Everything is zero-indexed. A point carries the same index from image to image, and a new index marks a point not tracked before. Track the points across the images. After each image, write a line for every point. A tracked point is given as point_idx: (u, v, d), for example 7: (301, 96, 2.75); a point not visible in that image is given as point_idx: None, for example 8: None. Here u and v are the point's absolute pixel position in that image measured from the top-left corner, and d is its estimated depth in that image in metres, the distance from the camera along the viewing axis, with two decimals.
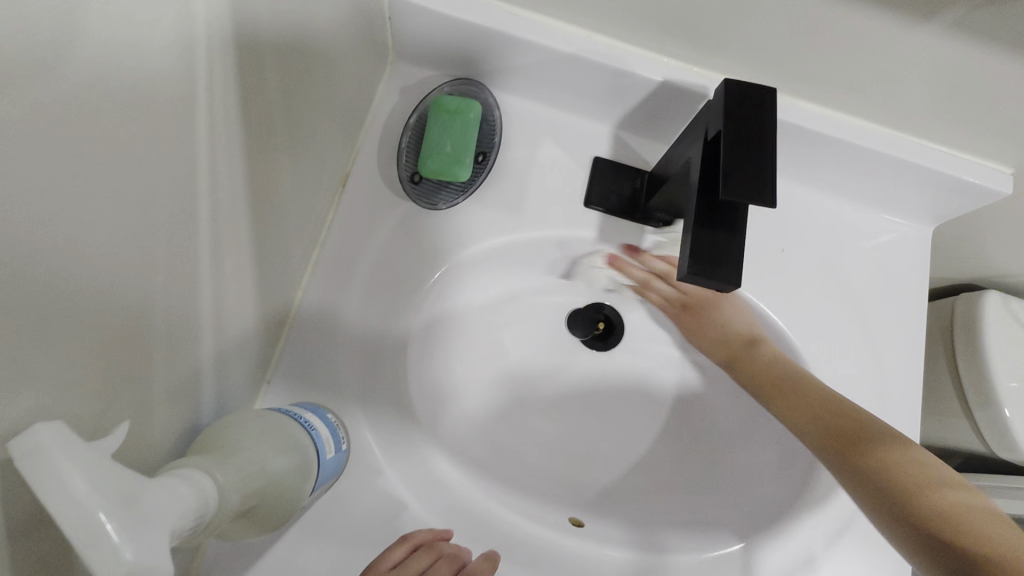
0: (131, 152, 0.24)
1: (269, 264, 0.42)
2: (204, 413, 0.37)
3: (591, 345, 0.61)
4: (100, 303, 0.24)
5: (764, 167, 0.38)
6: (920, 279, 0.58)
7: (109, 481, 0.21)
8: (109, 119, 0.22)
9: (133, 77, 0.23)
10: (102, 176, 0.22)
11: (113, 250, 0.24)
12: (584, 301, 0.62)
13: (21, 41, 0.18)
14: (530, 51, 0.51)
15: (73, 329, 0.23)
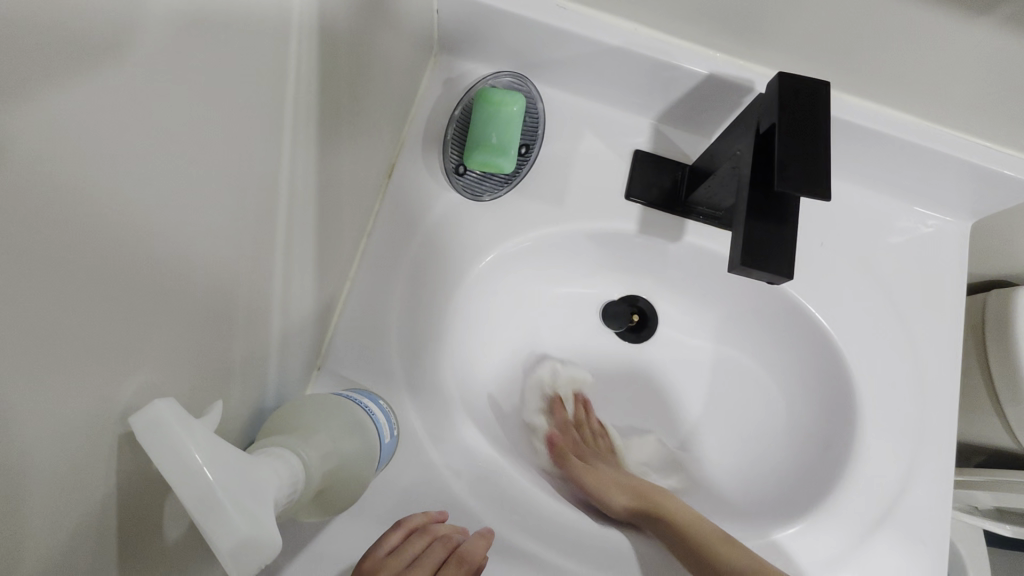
0: (224, 138, 0.25)
1: (326, 254, 0.43)
2: (268, 397, 0.38)
3: (624, 337, 0.64)
4: (194, 286, 0.25)
5: (820, 160, 0.38)
6: (959, 273, 0.58)
7: (217, 453, 0.22)
8: (209, 105, 0.23)
9: (231, 65, 0.24)
10: (201, 162, 0.23)
11: (207, 235, 0.25)
12: (618, 295, 0.65)
13: (145, 27, 0.18)
14: (576, 43, 0.51)
15: (172, 310, 0.24)
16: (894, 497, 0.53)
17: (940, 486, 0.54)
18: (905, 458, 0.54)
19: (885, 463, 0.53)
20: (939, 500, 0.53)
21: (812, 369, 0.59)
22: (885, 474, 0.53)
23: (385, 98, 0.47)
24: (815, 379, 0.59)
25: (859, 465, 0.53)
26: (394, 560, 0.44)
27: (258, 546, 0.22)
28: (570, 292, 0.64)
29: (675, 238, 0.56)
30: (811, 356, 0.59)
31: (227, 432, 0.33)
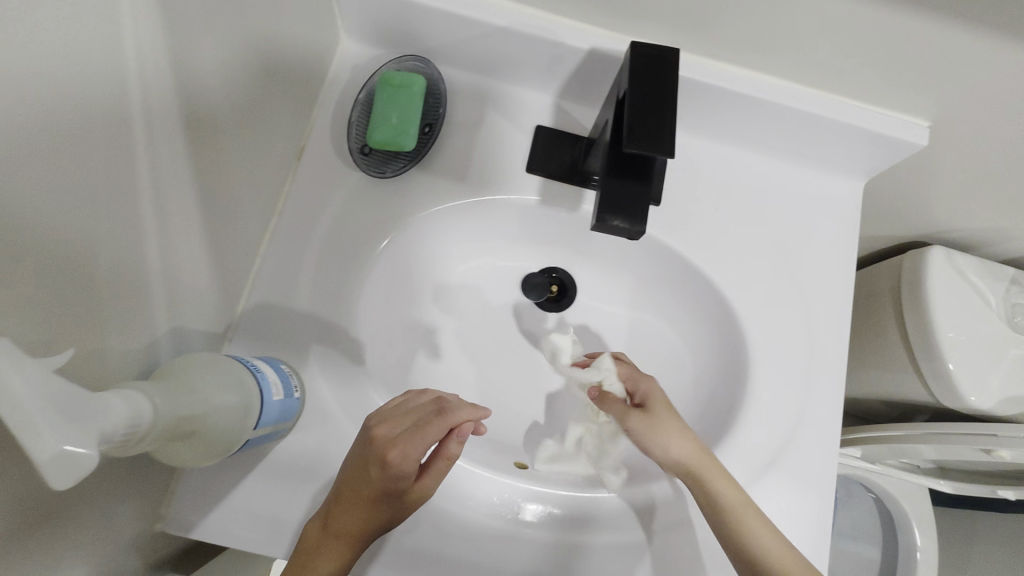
0: (57, 108, 0.28)
1: (221, 228, 0.46)
2: (161, 357, 0.41)
3: (545, 307, 0.67)
4: (42, 240, 0.28)
5: (665, 120, 0.41)
6: (849, 233, 0.61)
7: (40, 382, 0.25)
8: (31, 77, 0.26)
9: (49, 43, 0.27)
10: (31, 128, 0.26)
11: (51, 194, 0.28)
12: (537, 267, 0.67)
13: None
14: (466, 25, 0.54)
15: (19, 260, 0.27)
16: (784, 444, 0.56)
17: (829, 433, 0.57)
18: (797, 406, 0.57)
19: (777, 412, 0.57)
20: (828, 446, 0.57)
21: (717, 330, 0.62)
22: (776, 422, 0.57)
23: (280, 82, 0.50)
24: (719, 338, 0.61)
25: (751, 412, 0.56)
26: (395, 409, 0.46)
27: (82, 463, 0.25)
28: (490, 267, 0.67)
29: (575, 208, 0.59)
30: (713, 317, 0.62)
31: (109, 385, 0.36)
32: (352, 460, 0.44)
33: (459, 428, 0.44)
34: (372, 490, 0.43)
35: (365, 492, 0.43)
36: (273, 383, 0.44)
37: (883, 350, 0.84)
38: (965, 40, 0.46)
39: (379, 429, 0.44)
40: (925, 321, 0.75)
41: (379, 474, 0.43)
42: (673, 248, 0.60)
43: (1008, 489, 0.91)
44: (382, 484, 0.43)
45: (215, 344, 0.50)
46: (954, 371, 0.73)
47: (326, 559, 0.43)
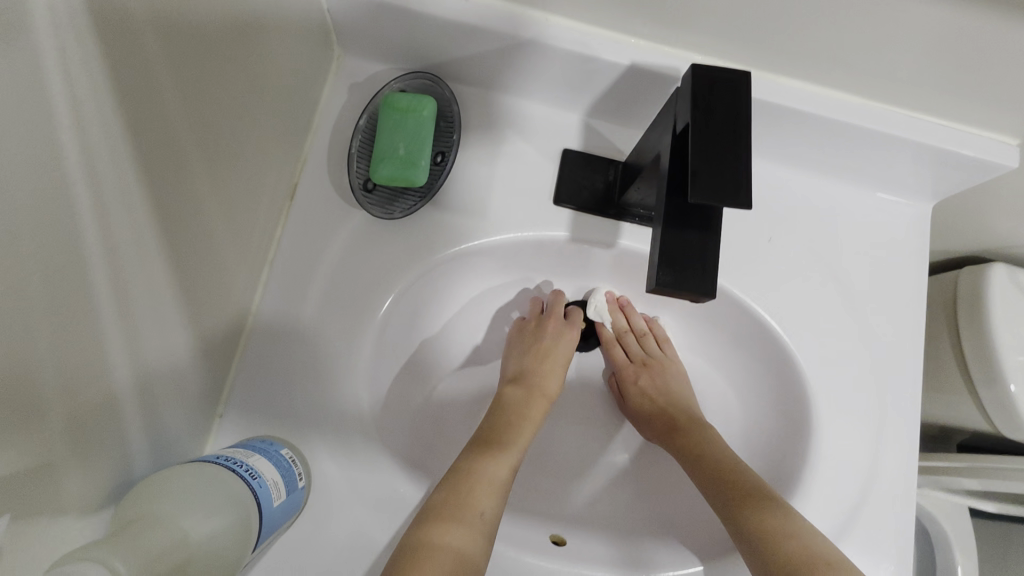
0: None
1: (202, 297, 0.39)
2: (137, 465, 0.34)
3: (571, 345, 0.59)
4: None
5: (738, 164, 0.34)
6: (919, 261, 0.54)
7: None
8: None
9: None
10: None
11: None
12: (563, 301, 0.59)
13: None
14: (484, 39, 0.46)
15: None
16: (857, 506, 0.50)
17: (905, 491, 0.50)
18: (868, 462, 0.50)
19: (846, 470, 0.50)
20: (907, 505, 0.50)
21: (771, 375, 0.55)
22: (846, 480, 0.50)
23: (267, 117, 0.42)
24: (774, 383, 0.55)
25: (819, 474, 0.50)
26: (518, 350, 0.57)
27: None
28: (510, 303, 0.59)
29: (610, 244, 0.52)
30: (766, 361, 0.55)
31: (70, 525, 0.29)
32: (492, 413, 0.50)
33: (561, 356, 0.55)
34: (488, 467, 0.44)
35: (510, 431, 0.48)
36: (274, 486, 0.37)
37: (931, 371, 0.78)
38: None
39: (522, 330, 0.57)
40: (985, 346, 0.69)
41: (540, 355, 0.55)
42: (723, 287, 0.53)
43: None
44: (502, 431, 0.48)
45: (204, 425, 0.43)
46: (1016, 396, 0.67)
47: (450, 530, 0.39)
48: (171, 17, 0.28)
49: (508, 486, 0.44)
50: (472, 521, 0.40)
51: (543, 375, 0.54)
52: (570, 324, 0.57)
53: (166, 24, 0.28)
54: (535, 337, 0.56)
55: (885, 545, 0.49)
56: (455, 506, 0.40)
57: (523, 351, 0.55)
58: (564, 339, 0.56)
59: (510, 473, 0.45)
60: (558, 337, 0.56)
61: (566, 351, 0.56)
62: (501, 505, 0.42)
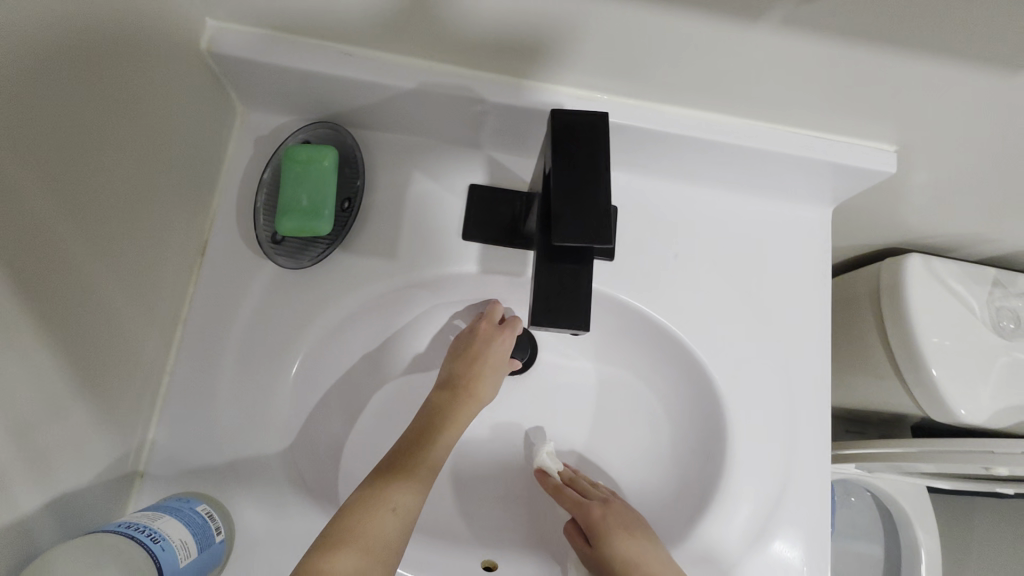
0: None
1: (98, 367, 0.40)
2: (38, 539, 0.35)
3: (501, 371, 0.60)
4: None
5: (598, 205, 0.36)
6: (821, 264, 0.56)
7: None
8: None
9: None
10: None
11: None
12: None
13: None
14: (374, 90, 0.48)
15: None
16: (773, 508, 0.52)
17: (821, 488, 0.53)
18: (785, 462, 0.53)
19: (764, 472, 0.53)
20: (819, 502, 0.53)
21: (691, 385, 0.57)
22: (765, 482, 0.53)
23: (160, 183, 0.44)
24: (695, 393, 0.57)
25: (736, 478, 0.52)
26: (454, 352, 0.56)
27: None
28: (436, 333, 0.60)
29: (521, 273, 0.54)
30: (686, 372, 0.57)
31: None
32: (415, 426, 0.51)
33: (491, 361, 0.54)
34: (393, 491, 0.45)
35: (428, 448, 0.49)
36: (180, 547, 0.38)
37: (865, 359, 0.80)
38: (926, 69, 0.41)
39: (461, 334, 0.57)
40: (906, 334, 0.71)
41: (471, 361, 0.54)
42: (634, 306, 0.55)
43: (1006, 485, 0.88)
44: (418, 449, 0.49)
45: (122, 486, 0.44)
46: (939, 380, 0.69)
47: (342, 552, 0.41)
48: (18, 117, 0.29)
49: (411, 509, 0.45)
50: (367, 544, 0.42)
51: (472, 383, 0.54)
52: (507, 329, 0.56)
53: (13, 125, 0.29)
54: (468, 341, 0.56)
55: (802, 540, 0.52)
56: (352, 529, 0.42)
57: (457, 357, 0.55)
58: (498, 345, 0.55)
59: (416, 496, 0.46)
60: (490, 342, 0.55)
61: (499, 356, 0.55)
62: (401, 528, 0.44)
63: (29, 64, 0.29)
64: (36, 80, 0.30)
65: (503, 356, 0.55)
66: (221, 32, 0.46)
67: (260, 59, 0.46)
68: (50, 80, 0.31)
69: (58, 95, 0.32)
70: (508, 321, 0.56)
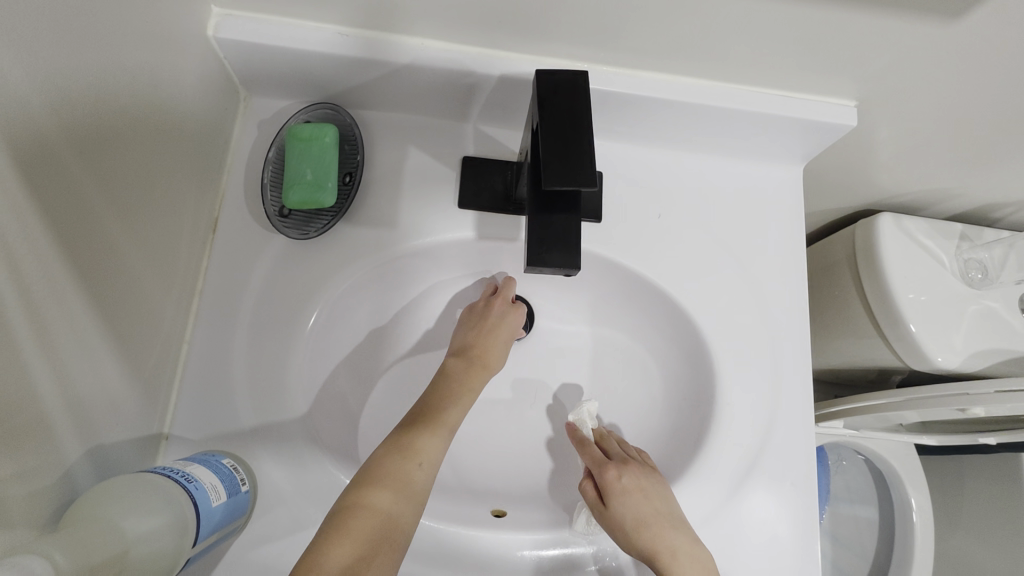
0: None
1: (126, 327, 0.43)
2: (79, 481, 0.38)
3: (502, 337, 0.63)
4: None
5: (584, 152, 0.39)
6: (795, 220, 0.60)
7: None
8: None
9: None
10: None
11: None
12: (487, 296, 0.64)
13: None
14: (369, 67, 0.51)
15: None
16: (761, 447, 0.56)
17: (804, 430, 0.57)
18: (770, 404, 0.57)
19: (751, 415, 0.56)
20: (802, 439, 0.57)
21: (680, 338, 0.60)
22: (752, 424, 0.56)
23: (177, 160, 0.47)
24: (684, 346, 0.60)
25: (726, 420, 0.56)
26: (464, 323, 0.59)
27: None
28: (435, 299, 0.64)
29: (514, 237, 0.57)
30: (675, 327, 0.60)
31: (20, 536, 0.33)
32: (432, 389, 0.53)
33: (506, 335, 0.58)
34: (419, 442, 0.47)
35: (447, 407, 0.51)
36: (212, 488, 0.40)
37: (845, 319, 0.84)
38: (875, 22, 0.45)
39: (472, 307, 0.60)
40: (882, 290, 0.75)
41: (485, 332, 0.57)
42: (622, 264, 0.58)
43: (989, 436, 0.92)
44: (439, 408, 0.51)
45: (148, 446, 0.47)
46: (916, 331, 0.73)
47: (375, 494, 0.43)
48: (58, 83, 0.32)
49: (435, 460, 0.47)
50: (399, 486, 0.44)
51: (485, 352, 0.57)
52: (519, 307, 0.60)
53: (54, 91, 0.32)
54: (483, 314, 0.59)
55: (789, 478, 0.56)
56: (391, 474, 0.44)
57: (471, 327, 0.58)
58: (510, 321, 0.58)
59: (439, 449, 0.48)
60: (503, 317, 0.59)
61: (510, 332, 0.58)
62: (426, 476, 0.46)
63: (64, 35, 0.33)
64: (69, 51, 0.33)
65: (514, 331, 0.59)
66: (225, 18, 0.50)
67: (263, 41, 0.50)
68: (81, 51, 0.34)
69: (88, 65, 0.35)
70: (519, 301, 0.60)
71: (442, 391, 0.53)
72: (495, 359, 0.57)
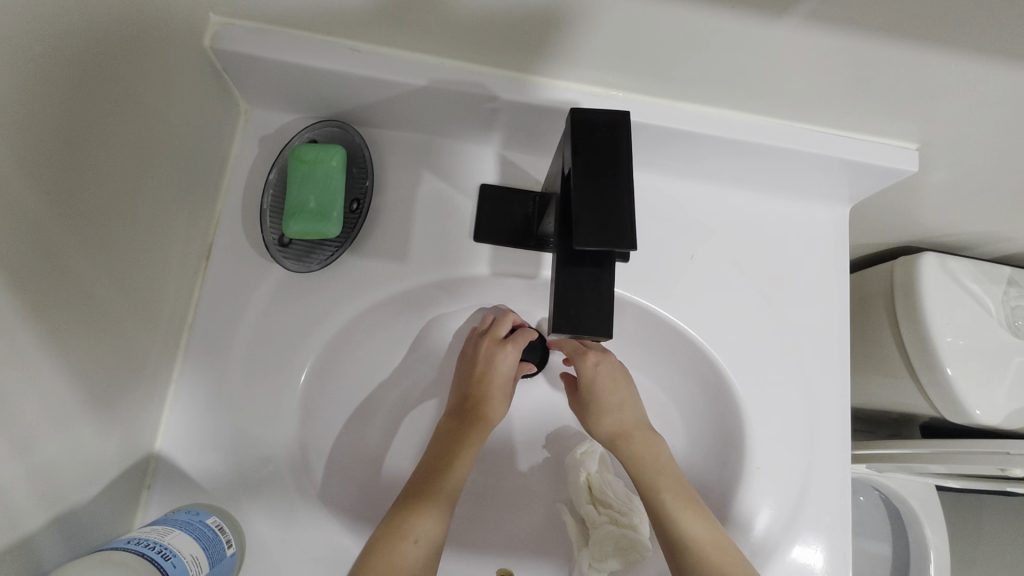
0: None
1: (105, 377, 0.38)
2: (45, 557, 0.34)
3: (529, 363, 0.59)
4: None
5: (623, 207, 0.34)
6: (839, 265, 0.55)
7: None
8: None
9: None
10: None
11: None
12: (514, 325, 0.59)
13: None
14: (382, 86, 0.47)
15: None
16: (794, 511, 0.51)
17: (841, 493, 0.52)
18: (805, 466, 0.52)
19: (783, 476, 0.51)
20: (839, 504, 0.51)
21: (707, 388, 0.56)
22: (784, 486, 0.51)
23: (164, 186, 0.42)
24: (711, 396, 0.56)
25: (754, 481, 0.51)
26: (462, 372, 0.57)
27: None
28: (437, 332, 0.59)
29: (534, 275, 0.52)
30: (701, 375, 0.56)
31: None
32: (431, 451, 0.51)
33: (497, 377, 0.54)
34: (411, 523, 0.45)
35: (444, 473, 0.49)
36: (191, 561, 0.37)
37: (876, 358, 0.79)
38: (957, 65, 0.40)
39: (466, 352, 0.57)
40: (920, 334, 0.70)
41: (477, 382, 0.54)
42: (649, 307, 0.53)
43: (1017, 484, 0.87)
44: (433, 478, 0.48)
45: (128, 500, 0.43)
46: (953, 378, 0.68)
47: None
48: (15, 120, 0.28)
49: (436, 535, 0.45)
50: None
51: (479, 405, 0.54)
52: (512, 343, 0.55)
53: (11, 129, 0.28)
54: (474, 357, 0.56)
55: (824, 545, 0.51)
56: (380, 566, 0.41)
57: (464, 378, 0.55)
58: (501, 360, 0.54)
59: (437, 522, 0.46)
60: (492, 359, 0.55)
61: (504, 370, 0.55)
62: (427, 558, 0.44)
63: (27, 64, 0.28)
64: (33, 83, 0.29)
65: (508, 368, 0.55)
66: (225, 28, 0.45)
67: (266, 55, 0.45)
68: (48, 80, 0.29)
69: (57, 95, 0.30)
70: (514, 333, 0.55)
71: (437, 456, 0.50)
72: (490, 403, 0.54)
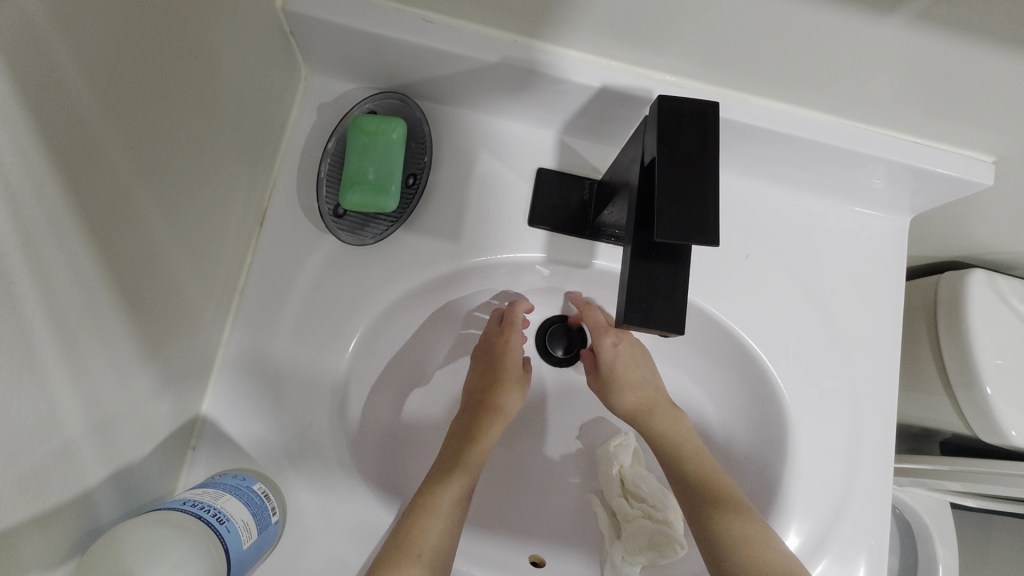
0: None
1: (165, 337, 0.38)
2: (101, 511, 0.34)
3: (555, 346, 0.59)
4: None
5: (707, 201, 0.33)
6: (895, 276, 0.54)
7: None
8: None
9: None
10: None
11: None
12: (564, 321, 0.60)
13: None
14: (451, 60, 0.45)
15: None
16: (831, 521, 0.51)
17: (876, 502, 0.51)
18: (845, 475, 0.51)
19: (823, 484, 0.51)
20: (877, 516, 0.51)
21: (749, 390, 0.55)
22: (825, 494, 0.51)
23: (229, 148, 0.41)
24: (753, 398, 0.55)
25: (792, 488, 0.51)
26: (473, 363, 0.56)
27: None
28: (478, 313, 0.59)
29: (586, 263, 0.52)
30: (744, 376, 0.55)
31: None
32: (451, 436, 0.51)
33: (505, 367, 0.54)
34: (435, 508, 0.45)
35: (466, 453, 0.49)
36: (243, 528, 0.37)
37: (910, 373, 0.78)
38: None
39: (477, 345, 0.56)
40: (962, 350, 0.69)
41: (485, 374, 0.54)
42: (700, 305, 0.53)
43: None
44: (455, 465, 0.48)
45: (175, 460, 0.43)
46: (992, 398, 0.67)
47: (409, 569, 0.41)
48: (108, 68, 0.27)
49: (457, 520, 0.45)
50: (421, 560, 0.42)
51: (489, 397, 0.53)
52: (507, 327, 0.54)
53: (103, 78, 0.27)
54: (483, 349, 0.55)
55: (859, 558, 0.51)
56: (405, 551, 0.42)
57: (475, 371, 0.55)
58: (507, 347, 0.54)
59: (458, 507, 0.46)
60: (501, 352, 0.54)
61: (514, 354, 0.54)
62: (449, 541, 0.44)
63: (122, 10, 0.27)
64: (125, 31, 0.28)
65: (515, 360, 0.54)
66: None
67: (337, 20, 0.44)
68: (138, 28, 0.29)
69: (144, 44, 0.29)
70: (510, 318, 0.54)
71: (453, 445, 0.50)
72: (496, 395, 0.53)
